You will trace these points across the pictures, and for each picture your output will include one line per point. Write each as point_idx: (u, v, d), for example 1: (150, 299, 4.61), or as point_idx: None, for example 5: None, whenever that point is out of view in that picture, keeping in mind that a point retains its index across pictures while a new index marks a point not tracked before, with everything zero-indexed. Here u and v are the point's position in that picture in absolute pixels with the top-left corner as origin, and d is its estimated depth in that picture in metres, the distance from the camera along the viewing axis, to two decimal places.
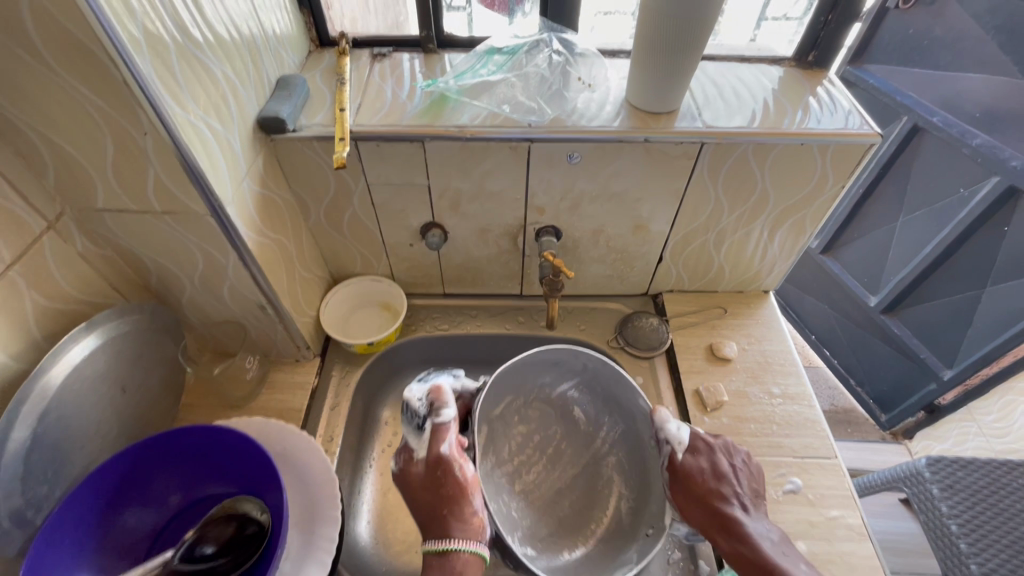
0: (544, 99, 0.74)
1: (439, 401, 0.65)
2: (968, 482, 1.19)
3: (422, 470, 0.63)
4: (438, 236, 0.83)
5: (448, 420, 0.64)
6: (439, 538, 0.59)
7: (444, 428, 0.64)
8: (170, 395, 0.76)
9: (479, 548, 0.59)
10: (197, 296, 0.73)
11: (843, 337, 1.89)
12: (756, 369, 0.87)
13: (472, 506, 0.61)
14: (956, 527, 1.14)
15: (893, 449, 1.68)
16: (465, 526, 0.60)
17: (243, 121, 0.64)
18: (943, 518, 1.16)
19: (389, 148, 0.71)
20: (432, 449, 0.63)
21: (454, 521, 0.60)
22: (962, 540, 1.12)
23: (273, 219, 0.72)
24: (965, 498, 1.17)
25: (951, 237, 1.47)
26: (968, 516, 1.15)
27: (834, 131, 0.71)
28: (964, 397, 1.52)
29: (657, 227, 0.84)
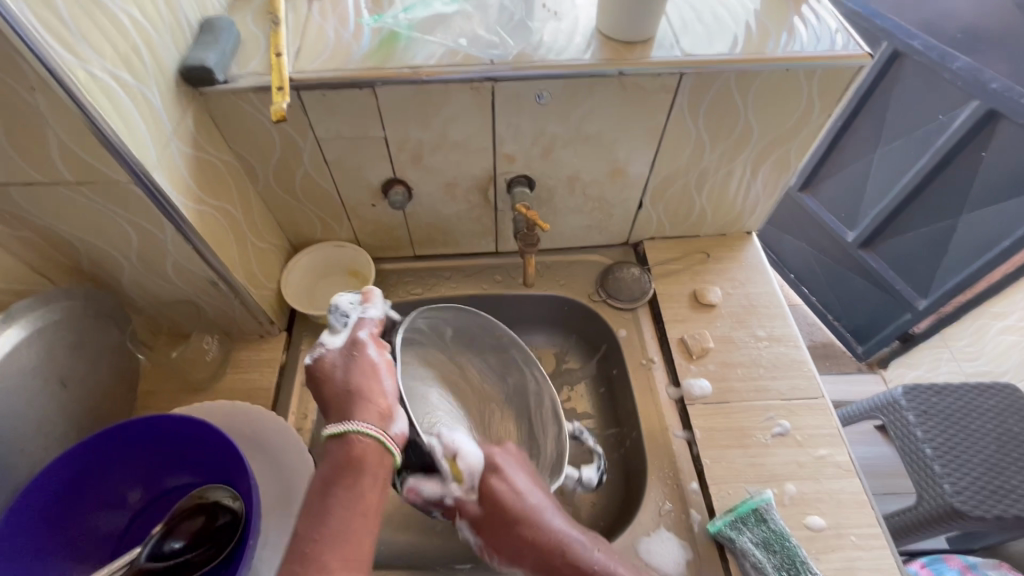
0: (507, 31, 0.66)
1: (368, 303, 0.63)
2: (942, 407, 1.23)
3: (337, 360, 0.57)
4: (402, 194, 0.77)
5: (371, 317, 0.62)
6: (348, 419, 0.52)
7: (368, 322, 0.61)
8: (124, 383, 0.70)
9: (389, 447, 0.52)
10: (138, 275, 0.66)
11: (820, 275, 1.90)
12: (741, 313, 0.84)
13: (385, 387, 0.55)
14: (931, 450, 1.17)
15: (870, 379, 1.77)
16: (377, 415, 0.53)
17: (161, 72, 0.55)
18: (919, 443, 1.19)
19: (337, 96, 0.64)
20: (348, 339, 0.59)
21: (375, 407, 0.53)
22: (936, 462, 1.15)
23: (213, 185, 0.65)
24: (939, 423, 1.20)
25: (930, 165, 1.44)
26: (942, 439, 1.18)
27: (821, 53, 0.66)
28: (939, 323, 1.56)
29: (635, 170, 0.78)
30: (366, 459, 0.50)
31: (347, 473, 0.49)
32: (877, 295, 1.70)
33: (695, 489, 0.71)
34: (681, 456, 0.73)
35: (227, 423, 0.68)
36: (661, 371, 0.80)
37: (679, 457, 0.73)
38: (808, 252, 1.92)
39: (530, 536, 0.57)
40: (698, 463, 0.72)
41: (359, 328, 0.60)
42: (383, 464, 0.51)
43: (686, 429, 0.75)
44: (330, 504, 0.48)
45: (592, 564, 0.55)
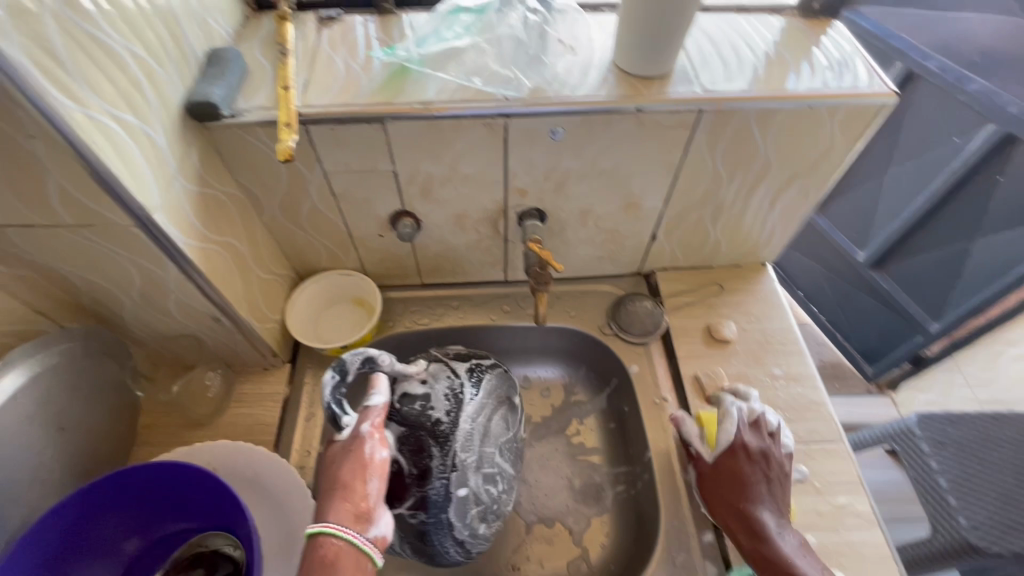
0: (520, 67, 0.64)
1: (376, 390, 0.60)
2: (958, 437, 1.20)
3: (344, 448, 0.56)
4: (410, 226, 0.75)
5: (379, 406, 0.59)
6: (337, 522, 0.49)
7: (375, 410, 0.58)
8: (124, 420, 0.68)
9: (368, 552, 0.48)
10: (140, 311, 0.64)
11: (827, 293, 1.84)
12: (756, 350, 0.82)
13: (372, 488, 0.53)
14: (946, 482, 1.14)
15: (878, 401, 1.74)
16: (360, 518, 0.51)
17: (166, 109, 0.54)
18: (934, 474, 1.16)
19: (345, 131, 0.62)
20: (354, 430, 0.57)
21: (366, 510, 0.51)
22: (952, 494, 1.12)
23: (218, 221, 0.63)
24: (955, 453, 1.18)
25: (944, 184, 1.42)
26: (957, 470, 1.15)
27: (843, 92, 0.64)
28: (951, 347, 1.49)
29: (650, 204, 0.76)
30: (345, 570, 0.46)
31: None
32: (888, 314, 1.66)
33: (709, 540, 0.69)
34: (695, 503, 0.71)
35: (228, 465, 0.65)
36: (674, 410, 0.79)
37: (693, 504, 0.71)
38: (817, 270, 1.87)
39: (727, 517, 0.65)
40: (713, 511, 0.70)
41: (363, 424, 0.57)
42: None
43: None
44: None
45: (780, 546, 0.60)
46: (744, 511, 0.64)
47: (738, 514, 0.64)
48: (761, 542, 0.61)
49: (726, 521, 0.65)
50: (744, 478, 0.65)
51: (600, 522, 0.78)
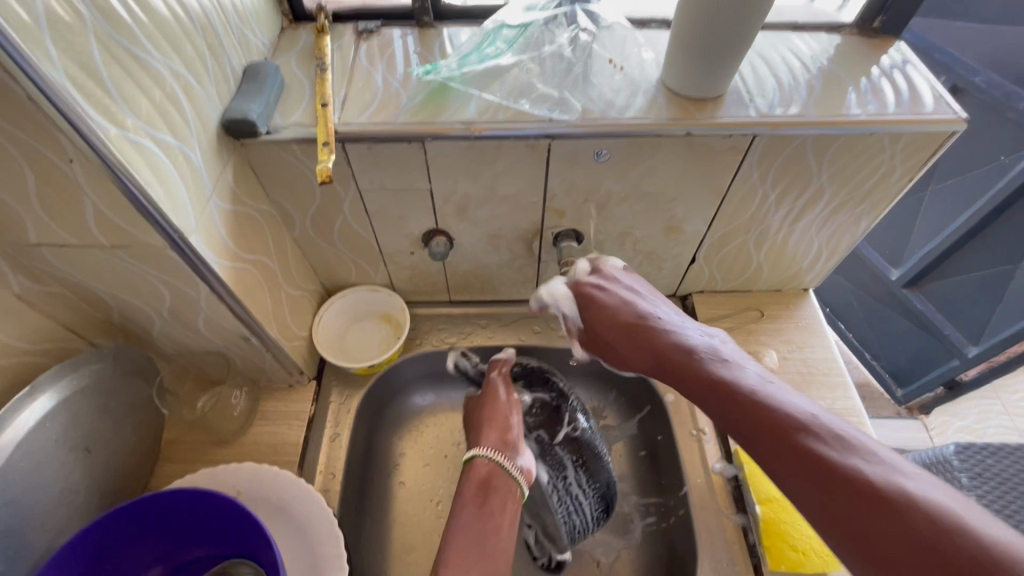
0: (566, 87, 0.61)
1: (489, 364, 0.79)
2: None
3: (487, 407, 0.73)
4: (444, 245, 0.73)
5: (506, 359, 0.78)
6: (488, 447, 0.68)
7: (502, 361, 0.78)
8: (148, 437, 0.67)
9: (516, 477, 0.66)
10: (169, 328, 0.63)
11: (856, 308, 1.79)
12: (798, 382, 0.78)
13: (512, 418, 0.72)
14: None
15: (910, 424, 1.57)
16: (507, 445, 0.69)
17: (203, 126, 0.52)
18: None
19: (382, 150, 0.60)
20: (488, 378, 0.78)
21: (511, 443, 0.69)
22: None
23: (249, 239, 0.61)
24: None
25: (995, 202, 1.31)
26: None
27: (908, 117, 0.60)
28: (991, 373, 1.41)
29: (692, 228, 0.73)
30: (499, 485, 0.65)
31: (500, 487, 0.65)
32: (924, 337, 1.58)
33: None
34: (734, 543, 0.68)
35: (254, 487, 0.64)
36: (712, 443, 0.76)
37: (732, 544, 0.68)
38: (846, 286, 1.81)
39: (693, 376, 0.51)
40: (753, 553, 0.67)
41: (498, 386, 0.75)
42: (513, 497, 0.65)
43: (741, 514, 0.70)
44: (486, 518, 0.61)
45: (756, 389, 0.47)
46: (704, 367, 0.51)
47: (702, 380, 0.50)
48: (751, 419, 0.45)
49: (671, 375, 0.54)
50: (691, 360, 0.52)
51: (630, 555, 0.75)
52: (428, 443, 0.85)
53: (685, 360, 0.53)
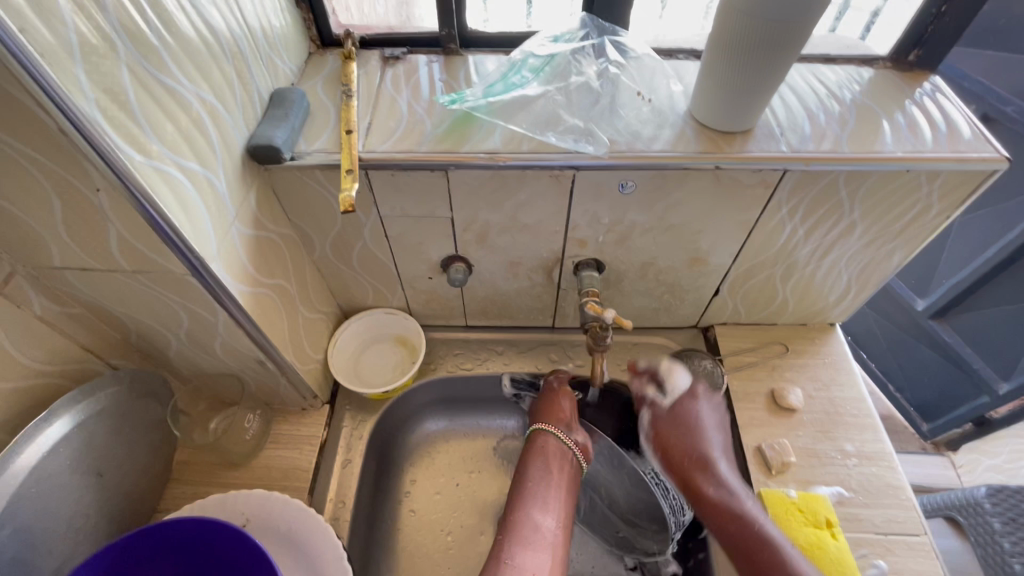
0: (592, 118, 0.61)
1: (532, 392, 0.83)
2: None
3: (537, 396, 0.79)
4: (462, 271, 0.72)
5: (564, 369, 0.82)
6: (544, 424, 0.73)
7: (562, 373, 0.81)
8: (159, 459, 0.67)
9: (570, 446, 0.71)
10: (185, 350, 0.63)
11: (883, 338, 1.51)
12: (825, 422, 0.75)
13: (566, 413, 0.74)
14: (1021, 567, 0.94)
15: (934, 461, 1.36)
16: (563, 425, 0.73)
17: (229, 153, 0.52)
18: (1005, 556, 0.96)
19: (405, 177, 0.60)
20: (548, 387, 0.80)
21: (564, 423, 0.73)
22: None
23: (270, 263, 0.61)
24: None
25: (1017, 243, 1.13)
26: None
27: (946, 155, 0.58)
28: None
29: (717, 260, 0.72)
30: (552, 449, 0.70)
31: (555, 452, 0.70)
32: (946, 370, 1.34)
33: None
34: None
35: (263, 516, 0.62)
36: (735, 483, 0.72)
37: None
38: (868, 312, 1.54)
39: (721, 520, 0.65)
40: None
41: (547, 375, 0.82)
42: (568, 463, 0.70)
43: None
44: (542, 482, 0.67)
45: (790, 556, 0.60)
46: (739, 517, 0.64)
47: (722, 512, 0.66)
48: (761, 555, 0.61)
49: (679, 480, 0.71)
50: (733, 506, 0.66)
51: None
52: (440, 471, 0.83)
53: (681, 447, 0.72)
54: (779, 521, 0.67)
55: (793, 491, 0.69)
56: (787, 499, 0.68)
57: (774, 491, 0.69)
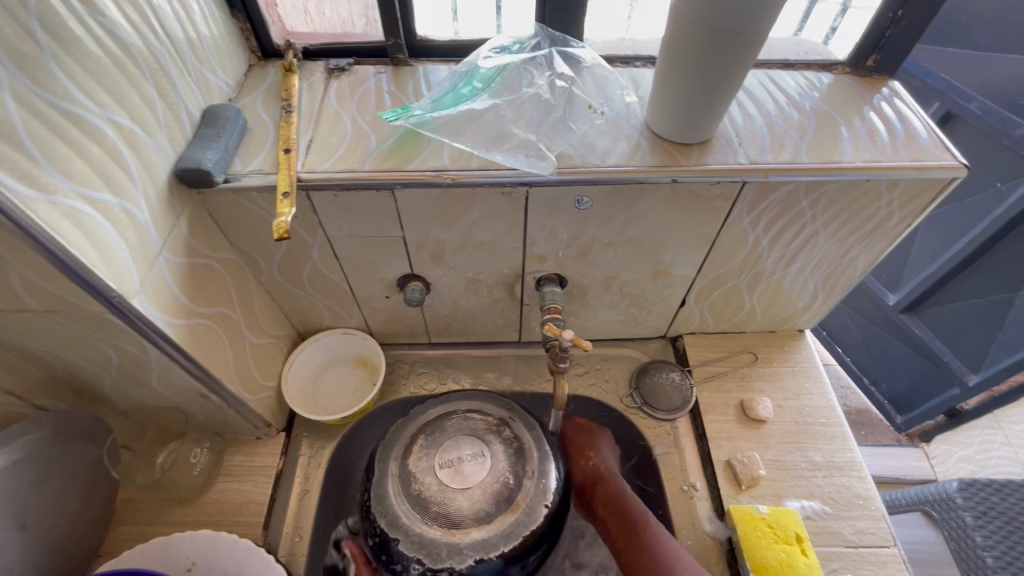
0: (545, 132, 0.58)
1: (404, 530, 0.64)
2: (1004, 509, 0.98)
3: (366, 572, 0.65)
4: (419, 290, 0.69)
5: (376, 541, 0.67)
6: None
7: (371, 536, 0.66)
8: (96, 500, 0.62)
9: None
10: (121, 387, 0.59)
11: (857, 331, 1.50)
12: (794, 432, 0.75)
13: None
14: (992, 560, 0.94)
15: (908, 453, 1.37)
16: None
17: (151, 178, 0.49)
18: (978, 550, 0.96)
19: (350, 198, 0.57)
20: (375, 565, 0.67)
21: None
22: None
23: (207, 291, 0.58)
24: (1004, 528, 0.96)
25: (981, 238, 1.13)
26: (1004, 548, 0.94)
27: (905, 163, 0.57)
28: (991, 403, 1.21)
29: (680, 272, 0.70)
30: None
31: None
32: (915, 363, 1.35)
33: None
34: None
35: (209, 559, 0.59)
36: (704, 500, 0.71)
37: None
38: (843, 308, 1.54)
39: (620, 506, 0.65)
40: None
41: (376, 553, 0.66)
42: None
43: None
44: None
45: (660, 528, 0.63)
46: (630, 501, 0.66)
47: (614, 499, 0.66)
48: (639, 528, 0.62)
49: (580, 472, 0.70)
50: (616, 491, 0.67)
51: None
52: None
53: (587, 454, 0.71)
54: (748, 540, 0.65)
55: (763, 506, 0.68)
56: (757, 515, 0.66)
57: (744, 507, 0.68)
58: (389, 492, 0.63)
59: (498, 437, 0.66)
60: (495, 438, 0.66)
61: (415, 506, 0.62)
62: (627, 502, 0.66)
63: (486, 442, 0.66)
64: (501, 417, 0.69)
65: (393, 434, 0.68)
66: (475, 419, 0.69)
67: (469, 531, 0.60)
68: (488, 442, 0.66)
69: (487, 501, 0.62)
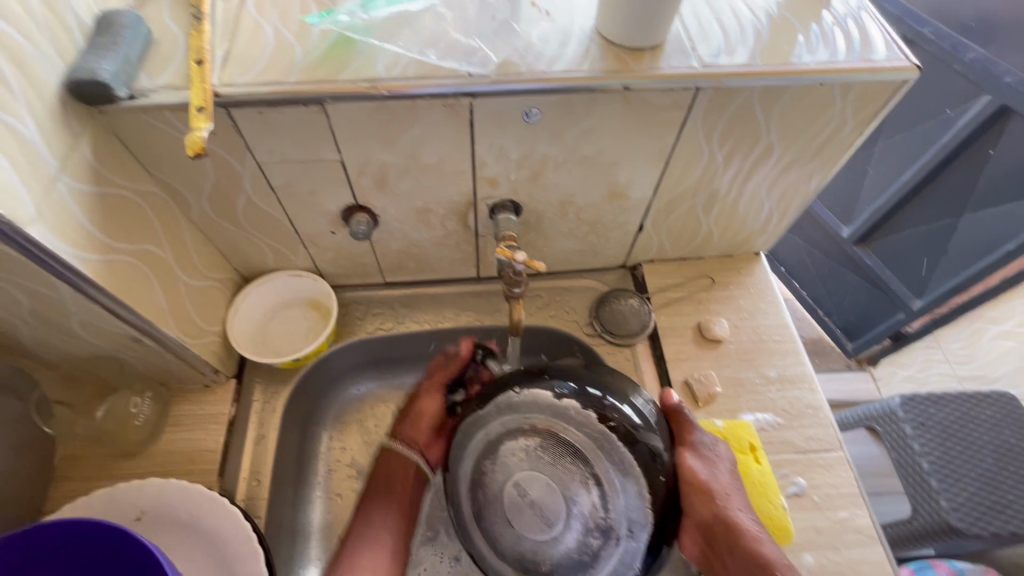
0: (487, 35, 0.54)
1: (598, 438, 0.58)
2: (941, 419, 1.05)
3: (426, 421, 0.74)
4: (365, 223, 0.65)
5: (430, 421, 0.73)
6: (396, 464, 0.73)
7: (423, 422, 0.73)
8: (29, 457, 0.59)
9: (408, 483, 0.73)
10: (40, 334, 0.54)
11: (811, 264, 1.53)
12: (749, 350, 0.76)
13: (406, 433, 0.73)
14: (929, 464, 1.01)
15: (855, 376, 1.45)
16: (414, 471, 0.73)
17: (36, 90, 0.43)
18: (915, 456, 1.03)
19: (277, 116, 0.52)
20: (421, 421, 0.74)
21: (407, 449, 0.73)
22: (934, 476, 1.00)
23: (125, 225, 0.52)
24: (939, 436, 1.03)
25: (930, 164, 1.16)
26: (941, 452, 1.02)
27: (860, 66, 0.55)
28: (932, 326, 1.27)
29: (636, 193, 0.68)
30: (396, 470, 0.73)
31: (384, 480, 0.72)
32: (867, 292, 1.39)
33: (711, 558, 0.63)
34: None
35: (160, 507, 0.57)
36: None
37: None
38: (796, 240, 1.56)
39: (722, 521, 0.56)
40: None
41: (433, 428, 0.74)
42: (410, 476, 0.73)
43: None
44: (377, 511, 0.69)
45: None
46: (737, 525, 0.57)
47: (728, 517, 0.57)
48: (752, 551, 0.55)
49: (687, 474, 0.57)
50: (731, 509, 0.57)
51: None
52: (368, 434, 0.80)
53: (701, 458, 0.59)
54: None
55: (719, 421, 0.70)
56: (713, 429, 0.69)
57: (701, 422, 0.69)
58: (470, 449, 0.56)
59: (579, 531, 0.52)
60: (580, 524, 0.52)
61: (508, 493, 0.54)
62: (738, 524, 0.57)
63: (569, 519, 0.52)
64: (610, 522, 0.52)
65: (523, 411, 0.55)
66: (587, 492, 0.52)
67: (478, 541, 0.56)
68: (569, 524, 0.52)
69: (510, 546, 0.54)
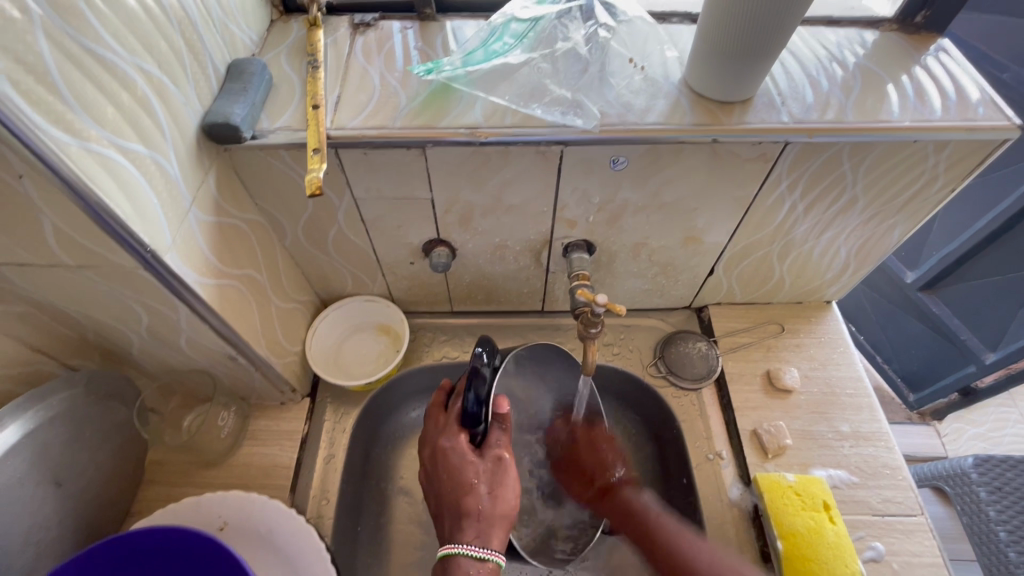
0: (580, 88, 0.56)
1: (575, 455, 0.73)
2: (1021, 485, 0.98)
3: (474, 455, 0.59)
4: (445, 256, 0.68)
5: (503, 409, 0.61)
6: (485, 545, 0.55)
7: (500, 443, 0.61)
8: (124, 462, 0.63)
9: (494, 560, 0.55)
10: (149, 348, 0.58)
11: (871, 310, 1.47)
12: (821, 402, 0.74)
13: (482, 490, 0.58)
14: (1005, 534, 0.93)
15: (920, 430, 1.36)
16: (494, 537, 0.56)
17: (180, 132, 0.48)
18: (991, 524, 0.96)
19: (380, 157, 0.55)
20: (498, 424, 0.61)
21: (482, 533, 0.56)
22: (1012, 548, 0.91)
23: (235, 252, 0.57)
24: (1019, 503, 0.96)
25: (1011, 212, 1.08)
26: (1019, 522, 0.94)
27: (956, 124, 0.55)
28: (1009, 380, 1.19)
29: (712, 239, 0.68)
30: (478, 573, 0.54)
31: None
32: (933, 342, 1.31)
33: None
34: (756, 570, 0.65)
35: (240, 518, 0.60)
36: (730, 467, 0.71)
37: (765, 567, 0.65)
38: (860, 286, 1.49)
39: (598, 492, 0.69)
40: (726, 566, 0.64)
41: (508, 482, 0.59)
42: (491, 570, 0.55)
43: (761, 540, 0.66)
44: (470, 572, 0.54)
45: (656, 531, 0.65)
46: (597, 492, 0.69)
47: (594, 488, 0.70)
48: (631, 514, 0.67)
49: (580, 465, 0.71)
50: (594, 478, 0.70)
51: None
52: None
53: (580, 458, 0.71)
54: (774, 508, 0.65)
55: (789, 475, 0.67)
56: (784, 483, 0.66)
57: (770, 475, 0.67)
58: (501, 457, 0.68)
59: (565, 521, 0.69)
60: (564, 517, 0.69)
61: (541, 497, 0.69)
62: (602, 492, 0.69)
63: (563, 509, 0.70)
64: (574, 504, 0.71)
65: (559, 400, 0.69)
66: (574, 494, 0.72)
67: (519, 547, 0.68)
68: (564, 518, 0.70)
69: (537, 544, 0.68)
